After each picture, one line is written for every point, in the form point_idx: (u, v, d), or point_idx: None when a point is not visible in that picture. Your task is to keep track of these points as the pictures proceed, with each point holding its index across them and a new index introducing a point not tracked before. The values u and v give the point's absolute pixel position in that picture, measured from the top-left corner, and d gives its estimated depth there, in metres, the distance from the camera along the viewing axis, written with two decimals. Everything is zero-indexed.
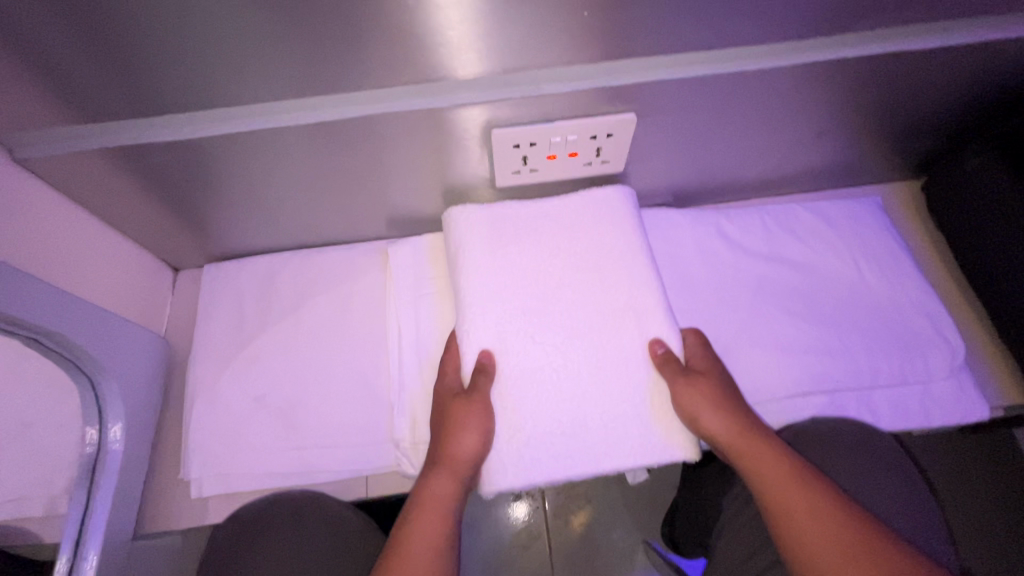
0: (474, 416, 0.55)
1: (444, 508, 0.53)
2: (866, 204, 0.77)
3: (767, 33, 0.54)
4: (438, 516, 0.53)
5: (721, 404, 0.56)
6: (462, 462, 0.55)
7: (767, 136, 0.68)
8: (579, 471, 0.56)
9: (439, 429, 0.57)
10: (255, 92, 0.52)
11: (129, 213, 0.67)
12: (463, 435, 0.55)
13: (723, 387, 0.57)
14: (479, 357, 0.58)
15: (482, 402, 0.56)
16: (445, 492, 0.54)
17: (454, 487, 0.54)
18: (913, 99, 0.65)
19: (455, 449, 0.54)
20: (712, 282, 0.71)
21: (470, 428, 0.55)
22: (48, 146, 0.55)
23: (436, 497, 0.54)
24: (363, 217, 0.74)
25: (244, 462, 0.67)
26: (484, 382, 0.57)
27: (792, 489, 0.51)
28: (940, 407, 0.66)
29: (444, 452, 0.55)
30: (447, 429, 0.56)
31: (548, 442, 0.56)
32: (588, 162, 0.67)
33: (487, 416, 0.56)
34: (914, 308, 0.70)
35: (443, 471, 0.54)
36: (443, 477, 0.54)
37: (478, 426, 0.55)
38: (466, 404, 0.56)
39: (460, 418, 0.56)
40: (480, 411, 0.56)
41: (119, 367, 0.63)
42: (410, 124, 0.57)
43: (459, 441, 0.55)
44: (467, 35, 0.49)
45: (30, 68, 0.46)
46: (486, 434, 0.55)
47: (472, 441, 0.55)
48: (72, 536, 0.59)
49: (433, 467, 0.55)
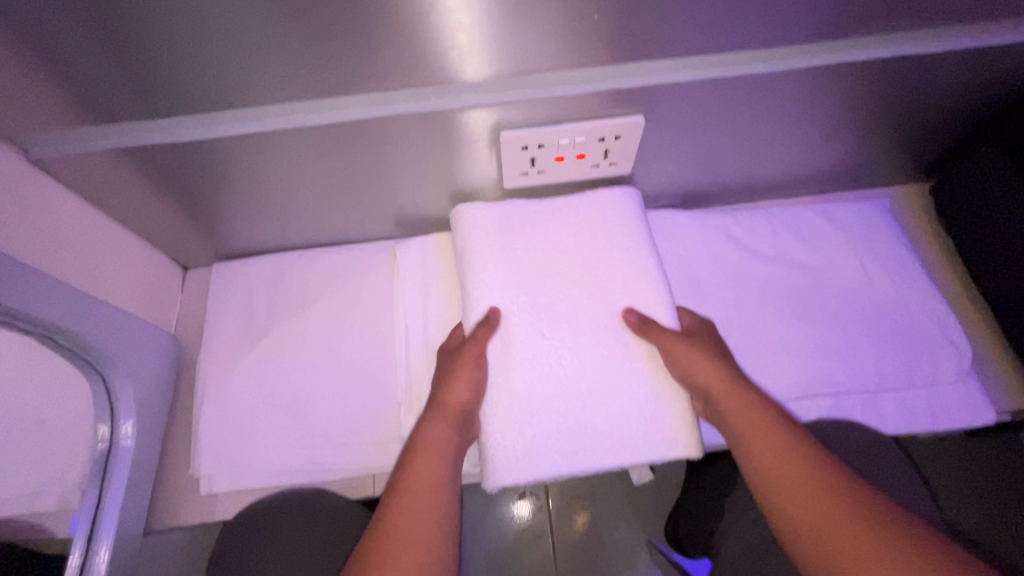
0: (468, 365, 0.58)
1: (440, 450, 0.54)
2: (874, 207, 0.77)
3: (777, 37, 0.54)
4: (434, 456, 0.53)
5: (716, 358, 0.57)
6: (455, 407, 0.56)
7: (776, 138, 0.68)
8: (582, 468, 0.57)
9: (437, 381, 0.59)
10: (267, 93, 0.52)
11: (140, 212, 0.67)
12: (456, 383, 0.57)
13: (711, 344, 0.60)
14: (483, 313, 0.61)
15: (477, 351, 0.58)
16: (440, 436, 0.55)
17: (449, 431, 0.55)
18: (922, 103, 0.65)
19: (449, 393, 0.56)
20: (718, 284, 0.71)
21: (465, 374, 0.57)
22: (62, 146, 0.55)
23: (430, 441, 0.54)
24: (371, 217, 0.74)
25: (252, 460, 0.68)
26: (483, 332, 0.59)
27: (780, 430, 0.51)
28: (946, 411, 0.66)
29: (439, 398, 0.57)
30: (444, 377, 0.58)
31: (553, 439, 0.57)
32: (596, 164, 0.67)
33: (480, 364, 0.58)
34: (922, 311, 0.70)
35: (438, 415, 0.56)
36: (439, 421, 0.56)
37: (472, 373, 0.57)
38: (462, 353, 0.58)
39: (456, 365, 0.58)
40: (475, 359, 0.58)
41: (131, 365, 0.64)
42: (419, 125, 0.57)
43: (453, 386, 0.57)
44: (477, 37, 0.49)
45: (46, 69, 0.47)
46: (478, 381, 0.57)
47: (465, 387, 0.57)
48: (85, 531, 0.60)
49: (429, 415, 0.57)
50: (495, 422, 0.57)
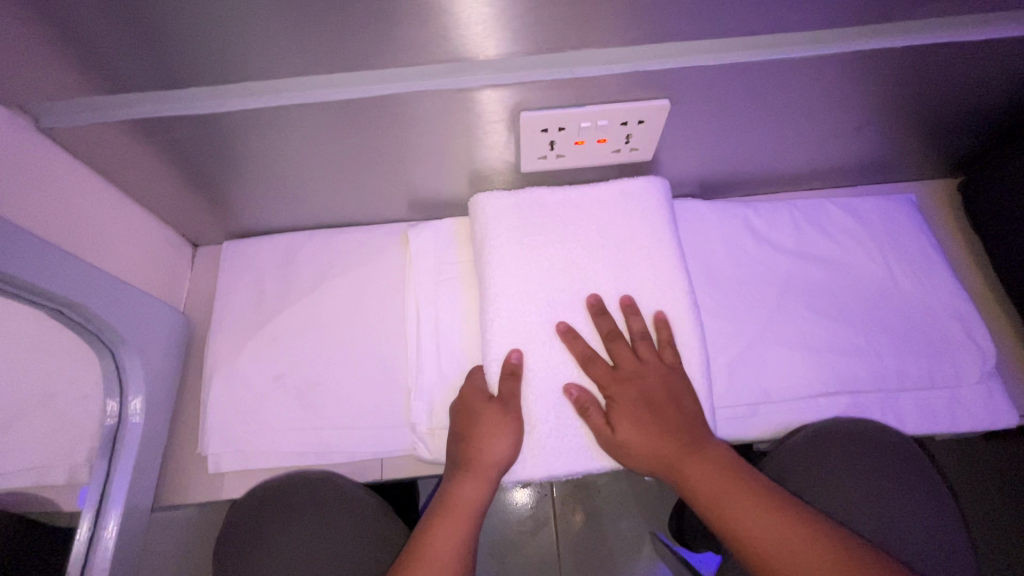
0: (508, 427, 0.55)
1: (472, 510, 0.54)
2: (899, 202, 0.75)
3: (814, 21, 0.51)
4: (464, 517, 0.54)
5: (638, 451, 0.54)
6: (493, 469, 0.54)
7: (802, 128, 0.66)
8: (600, 462, 0.57)
9: (467, 432, 0.56)
10: (283, 69, 0.51)
11: (150, 186, 0.66)
12: (495, 442, 0.55)
13: (634, 407, 0.55)
14: (506, 359, 0.58)
15: (514, 411, 0.56)
16: (474, 497, 0.54)
17: (483, 490, 0.55)
18: (959, 94, 0.62)
19: (488, 454, 0.54)
20: (738, 276, 0.70)
21: (505, 436, 0.55)
22: (73, 116, 0.54)
23: (464, 503, 0.54)
24: (384, 198, 0.73)
25: (260, 440, 0.67)
26: (514, 384, 0.57)
27: (734, 495, 0.50)
28: (968, 413, 0.65)
29: (474, 455, 0.55)
30: (477, 433, 0.55)
31: (570, 434, 0.57)
32: (617, 149, 0.65)
33: (518, 424, 0.56)
34: (945, 309, 0.68)
35: (472, 473, 0.55)
36: (472, 479, 0.55)
37: (511, 436, 0.55)
38: (497, 411, 0.56)
39: (493, 424, 0.55)
40: (512, 420, 0.56)
41: (140, 340, 0.64)
42: (439, 104, 0.56)
43: (492, 447, 0.54)
44: (503, 15, 0.47)
45: (53, 36, 0.45)
46: (517, 442, 0.55)
47: (505, 448, 0.55)
48: (94, 505, 0.60)
49: (461, 471, 0.55)
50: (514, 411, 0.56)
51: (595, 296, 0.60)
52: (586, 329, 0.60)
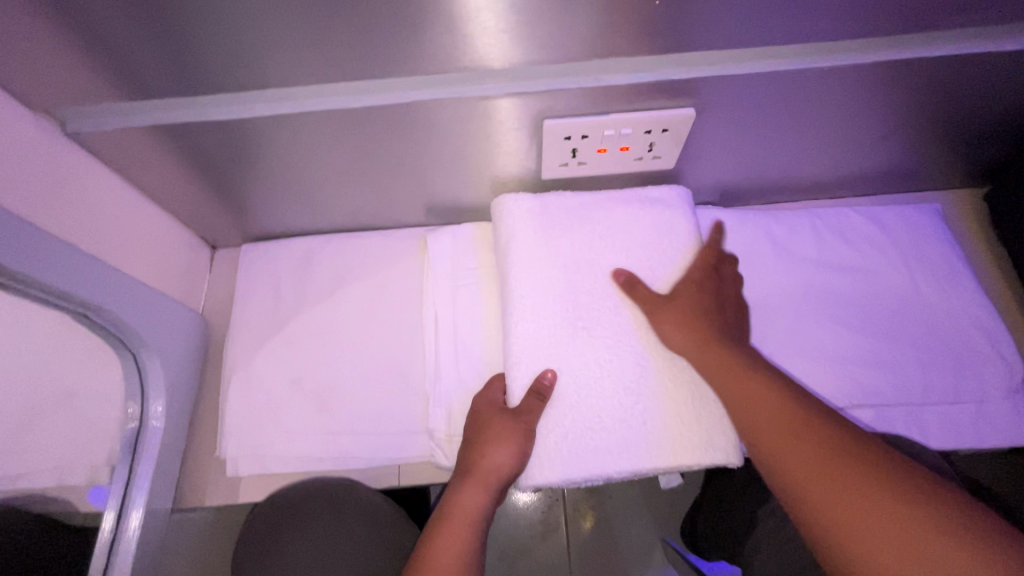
0: (515, 436, 0.55)
1: (474, 518, 0.54)
2: (924, 212, 0.73)
3: (846, 30, 0.50)
4: (466, 523, 0.53)
5: (686, 325, 0.56)
6: (495, 475, 0.54)
7: (828, 136, 0.65)
8: (619, 470, 0.55)
9: (475, 440, 0.57)
10: (307, 75, 0.51)
11: (171, 189, 0.66)
12: (498, 451, 0.54)
13: (699, 300, 0.58)
14: (538, 377, 0.57)
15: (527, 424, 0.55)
16: (475, 504, 0.54)
17: (484, 496, 0.55)
18: (990, 103, 0.61)
19: (490, 461, 0.54)
20: (760, 284, 0.69)
21: (511, 442, 0.55)
22: (98, 121, 0.54)
23: (466, 511, 0.54)
24: (403, 203, 0.73)
25: (277, 444, 0.67)
26: (537, 404, 0.55)
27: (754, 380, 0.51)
28: (994, 429, 0.64)
29: (478, 463, 0.55)
30: (482, 441, 0.56)
31: (593, 438, 0.56)
32: (639, 157, 0.65)
33: (527, 437, 0.55)
34: (971, 322, 0.67)
35: (474, 480, 0.55)
36: (473, 487, 0.55)
37: (517, 444, 0.55)
38: (511, 422, 0.55)
39: (502, 432, 0.55)
40: (520, 431, 0.55)
41: (160, 343, 0.64)
42: (461, 111, 0.55)
43: (497, 454, 0.54)
44: (531, 22, 0.46)
45: (82, 42, 0.45)
46: (523, 451, 0.55)
47: (509, 456, 0.55)
48: (116, 507, 0.60)
49: (462, 479, 0.56)
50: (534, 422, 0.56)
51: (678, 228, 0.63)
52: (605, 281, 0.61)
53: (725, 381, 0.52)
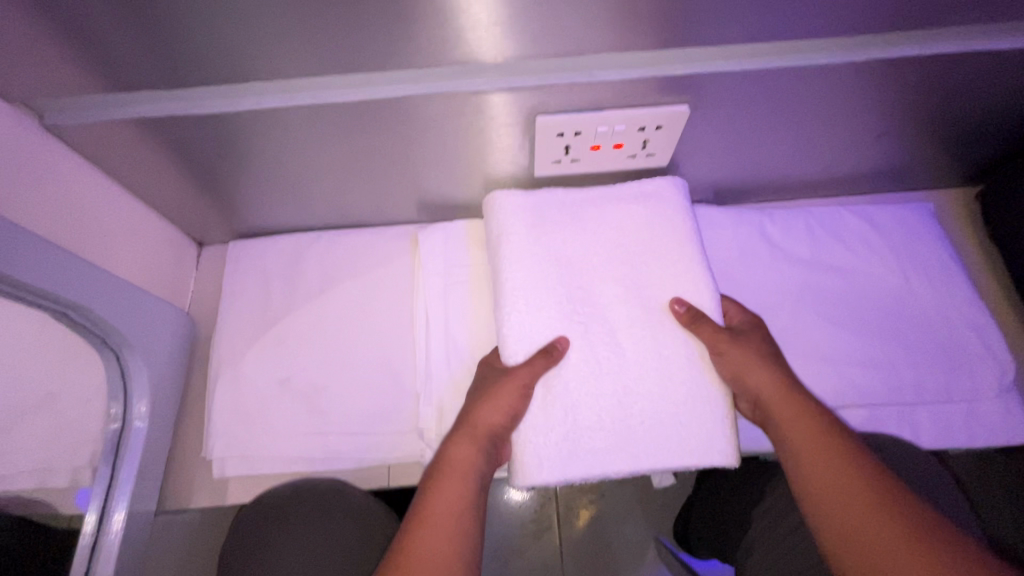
0: (508, 391, 0.54)
1: (467, 474, 0.52)
2: (917, 211, 0.73)
3: (841, 27, 0.50)
4: (460, 478, 0.52)
5: (764, 361, 0.56)
6: (488, 429, 0.54)
7: (822, 134, 0.65)
8: (617, 470, 0.55)
9: (471, 398, 0.57)
10: (295, 68, 0.49)
11: (156, 185, 0.65)
12: (490, 405, 0.54)
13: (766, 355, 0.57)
14: (552, 342, 0.57)
15: (523, 380, 0.54)
16: (466, 457, 0.53)
17: (477, 453, 0.54)
18: (985, 102, 0.61)
19: (482, 415, 0.54)
20: (753, 283, 0.69)
21: (504, 397, 0.54)
22: (78, 114, 0.53)
23: (458, 463, 0.53)
24: (393, 199, 0.72)
25: (265, 444, 0.66)
26: (541, 363, 0.55)
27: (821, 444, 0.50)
28: (985, 429, 0.64)
29: (472, 416, 0.55)
30: (478, 396, 0.56)
31: (591, 439, 0.55)
32: (633, 154, 0.64)
33: (522, 396, 0.54)
34: (964, 322, 0.67)
35: (468, 434, 0.54)
36: (467, 441, 0.54)
37: (511, 401, 0.54)
38: (506, 378, 0.55)
39: (495, 388, 0.55)
40: (516, 387, 0.54)
41: (145, 343, 0.63)
42: (452, 105, 0.54)
43: (489, 408, 0.54)
44: (523, 16, 0.45)
45: (59, 32, 0.44)
46: (517, 408, 0.55)
47: (501, 411, 0.54)
48: (96, 510, 0.59)
49: (457, 433, 0.55)
50: (529, 422, 0.55)
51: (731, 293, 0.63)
52: (599, 282, 0.60)
53: (792, 429, 0.52)
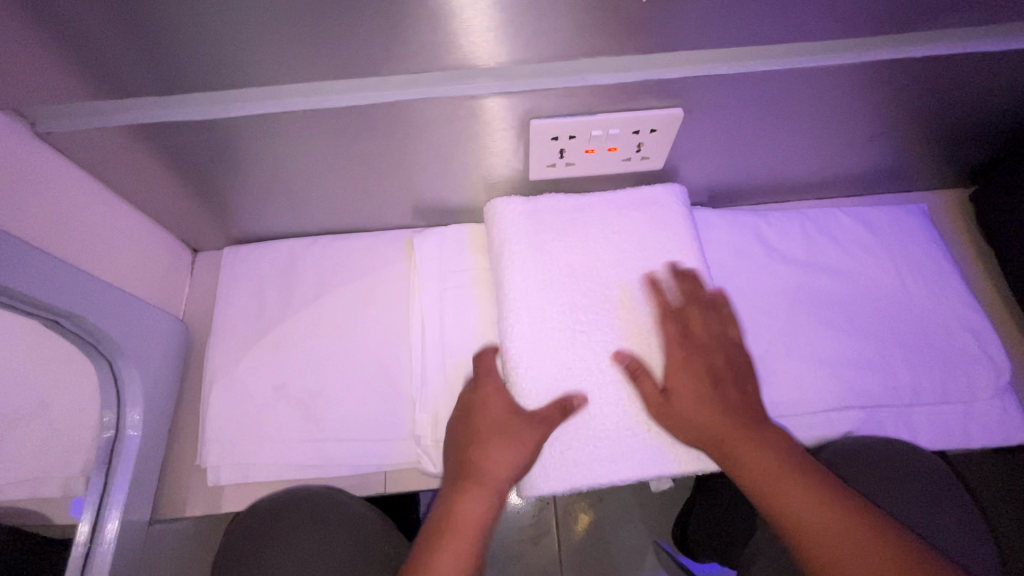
0: (523, 446, 0.53)
1: (477, 527, 0.51)
2: (910, 212, 0.74)
3: (833, 30, 0.50)
4: (472, 534, 0.51)
5: (703, 400, 0.53)
6: (499, 480, 0.53)
7: (815, 136, 0.65)
8: (623, 477, 0.55)
9: (474, 444, 0.54)
10: (287, 73, 0.49)
11: (148, 191, 0.65)
12: (507, 457, 0.53)
13: (697, 382, 0.54)
14: (568, 395, 0.55)
15: (542, 435, 0.53)
16: (476, 512, 0.51)
17: (487, 504, 0.52)
18: (977, 103, 0.61)
19: (496, 464, 0.53)
20: (749, 286, 0.69)
21: (518, 453, 0.53)
22: (71, 122, 0.53)
23: (468, 519, 0.51)
24: (388, 204, 0.72)
25: (261, 452, 0.66)
26: (558, 415, 0.54)
27: (789, 483, 0.49)
28: (982, 429, 0.64)
29: (479, 467, 0.53)
30: (486, 444, 0.53)
31: (595, 446, 0.55)
32: (628, 157, 0.64)
33: (538, 448, 0.54)
34: (959, 322, 0.67)
35: (477, 485, 0.52)
36: (474, 493, 0.52)
37: (526, 454, 0.53)
38: (526, 426, 0.53)
39: (512, 438, 0.53)
40: (536, 442, 0.53)
41: (139, 350, 0.62)
42: (446, 110, 0.54)
43: (503, 460, 0.53)
44: (517, 21, 0.45)
45: (49, 39, 0.44)
46: (530, 463, 0.54)
47: (515, 465, 0.53)
48: (90, 519, 0.58)
49: (461, 485, 0.53)
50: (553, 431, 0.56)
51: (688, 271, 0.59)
52: (594, 288, 0.60)
53: (759, 470, 0.50)
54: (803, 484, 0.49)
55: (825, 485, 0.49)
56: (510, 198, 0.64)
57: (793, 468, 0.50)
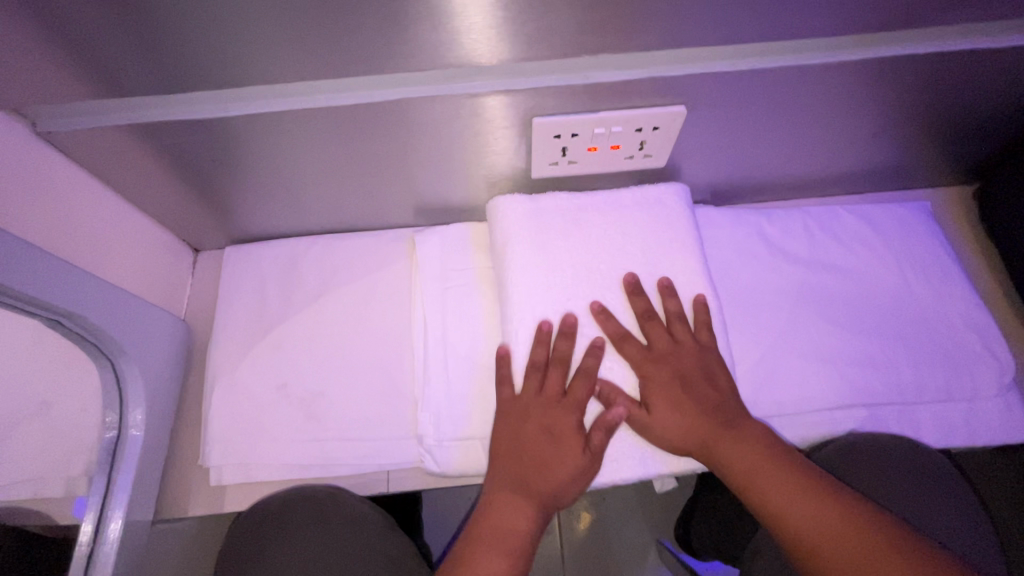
0: (581, 466, 0.54)
1: (522, 537, 0.53)
2: (914, 209, 0.73)
3: (836, 27, 0.50)
4: (516, 543, 0.53)
5: (678, 406, 0.55)
6: (548, 494, 0.54)
7: (818, 134, 0.65)
8: (621, 477, 0.57)
9: (529, 458, 0.55)
10: (287, 72, 0.49)
11: (149, 190, 0.64)
12: (563, 476, 0.54)
13: (669, 389, 0.56)
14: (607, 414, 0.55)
15: (599, 455, 0.55)
16: (523, 522, 0.53)
17: (534, 515, 0.54)
18: (981, 100, 0.61)
19: (553, 481, 0.54)
20: (751, 285, 0.68)
21: (576, 472, 0.54)
22: (71, 121, 0.53)
23: (514, 527, 0.53)
24: (390, 203, 0.71)
25: (263, 452, 0.66)
26: (599, 435, 0.55)
27: (767, 473, 0.52)
28: (985, 426, 0.64)
29: (532, 480, 0.55)
30: (542, 459, 0.55)
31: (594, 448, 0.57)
32: (630, 155, 0.64)
33: (595, 467, 0.55)
34: (963, 321, 0.67)
35: (527, 495, 0.54)
36: (522, 503, 0.54)
37: (583, 475, 0.55)
38: (584, 446, 0.55)
39: (569, 457, 0.54)
40: (593, 462, 0.55)
41: (140, 350, 0.62)
42: (448, 109, 0.54)
43: (558, 477, 0.54)
44: (519, 19, 0.45)
45: (48, 38, 0.43)
46: (584, 482, 0.55)
47: (570, 483, 0.54)
48: (93, 519, 0.59)
49: (509, 494, 0.55)
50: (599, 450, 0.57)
51: (666, 279, 0.60)
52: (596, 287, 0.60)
53: (739, 460, 0.53)
54: (784, 474, 0.52)
55: (804, 474, 0.52)
56: (510, 196, 0.63)
57: (774, 460, 0.53)
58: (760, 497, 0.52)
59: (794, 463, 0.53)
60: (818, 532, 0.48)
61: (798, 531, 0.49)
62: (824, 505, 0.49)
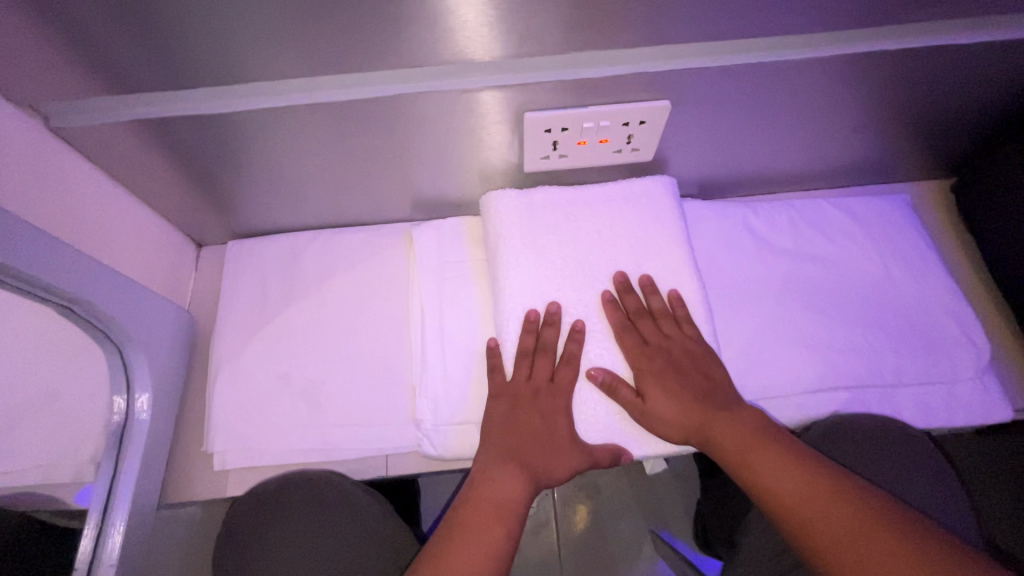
0: (572, 456, 0.56)
1: (511, 510, 0.54)
2: (893, 202, 0.76)
3: (810, 24, 0.53)
4: (502, 514, 0.53)
5: (671, 390, 0.57)
6: (537, 471, 0.56)
7: (799, 128, 0.67)
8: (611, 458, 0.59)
9: (523, 438, 0.57)
10: (289, 68, 0.51)
11: (154, 185, 0.67)
12: (554, 459, 0.56)
13: (663, 374, 0.58)
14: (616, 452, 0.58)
15: (592, 455, 0.57)
16: (511, 495, 0.54)
17: (522, 490, 0.55)
18: (952, 95, 0.63)
19: (545, 462, 0.56)
20: (737, 274, 0.71)
21: (568, 460, 0.56)
22: (81, 117, 0.55)
23: (501, 499, 0.54)
24: (388, 197, 0.74)
25: (265, 439, 0.68)
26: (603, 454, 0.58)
27: (757, 447, 0.54)
28: (964, 408, 0.66)
29: (523, 456, 0.56)
30: (535, 442, 0.57)
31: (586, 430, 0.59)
32: (618, 149, 0.66)
33: (585, 459, 0.57)
34: (940, 307, 0.69)
35: (518, 470, 0.55)
36: (512, 476, 0.55)
37: (572, 462, 0.56)
38: (578, 445, 0.57)
39: (562, 447, 0.57)
40: (585, 455, 0.57)
41: (146, 339, 0.64)
42: (443, 104, 0.56)
43: (549, 459, 0.56)
44: (510, 17, 0.48)
45: (63, 36, 0.46)
46: (574, 469, 0.57)
47: (561, 469, 0.56)
48: (100, 502, 0.61)
49: (500, 467, 0.56)
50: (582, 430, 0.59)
51: (647, 276, 0.62)
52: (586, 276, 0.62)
53: (730, 436, 0.55)
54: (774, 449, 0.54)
55: (791, 449, 0.54)
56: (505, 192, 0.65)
57: (762, 436, 0.55)
58: (751, 470, 0.53)
59: (782, 439, 0.55)
60: (807, 498, 0.50)
61: (789, 500, 0.50)
62: (812, 477, 0.51)
